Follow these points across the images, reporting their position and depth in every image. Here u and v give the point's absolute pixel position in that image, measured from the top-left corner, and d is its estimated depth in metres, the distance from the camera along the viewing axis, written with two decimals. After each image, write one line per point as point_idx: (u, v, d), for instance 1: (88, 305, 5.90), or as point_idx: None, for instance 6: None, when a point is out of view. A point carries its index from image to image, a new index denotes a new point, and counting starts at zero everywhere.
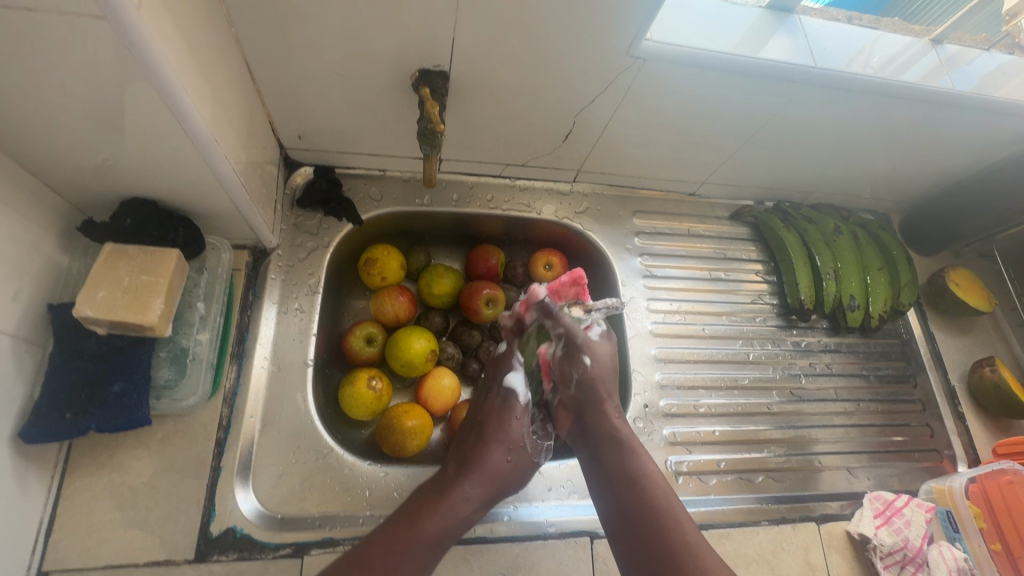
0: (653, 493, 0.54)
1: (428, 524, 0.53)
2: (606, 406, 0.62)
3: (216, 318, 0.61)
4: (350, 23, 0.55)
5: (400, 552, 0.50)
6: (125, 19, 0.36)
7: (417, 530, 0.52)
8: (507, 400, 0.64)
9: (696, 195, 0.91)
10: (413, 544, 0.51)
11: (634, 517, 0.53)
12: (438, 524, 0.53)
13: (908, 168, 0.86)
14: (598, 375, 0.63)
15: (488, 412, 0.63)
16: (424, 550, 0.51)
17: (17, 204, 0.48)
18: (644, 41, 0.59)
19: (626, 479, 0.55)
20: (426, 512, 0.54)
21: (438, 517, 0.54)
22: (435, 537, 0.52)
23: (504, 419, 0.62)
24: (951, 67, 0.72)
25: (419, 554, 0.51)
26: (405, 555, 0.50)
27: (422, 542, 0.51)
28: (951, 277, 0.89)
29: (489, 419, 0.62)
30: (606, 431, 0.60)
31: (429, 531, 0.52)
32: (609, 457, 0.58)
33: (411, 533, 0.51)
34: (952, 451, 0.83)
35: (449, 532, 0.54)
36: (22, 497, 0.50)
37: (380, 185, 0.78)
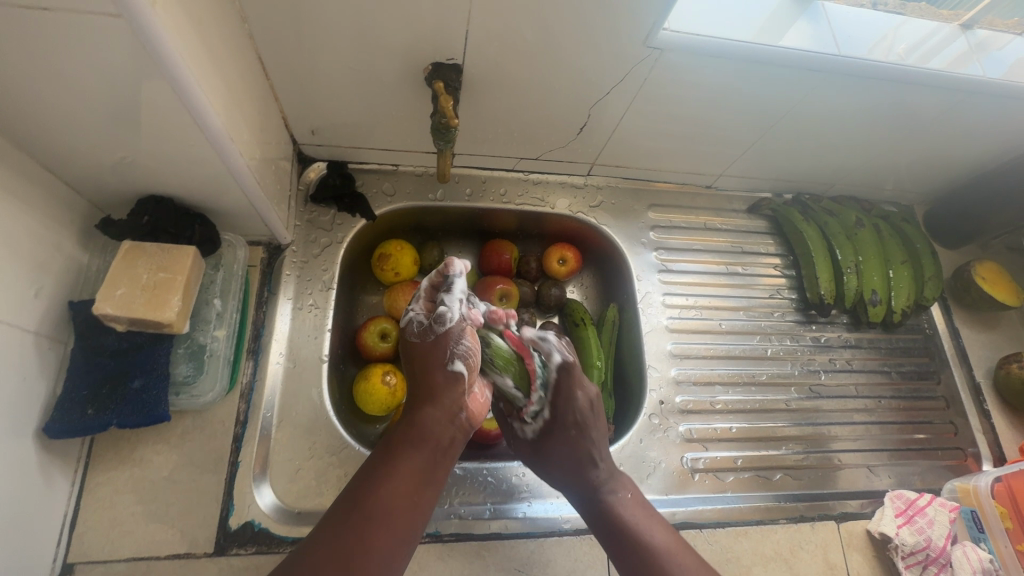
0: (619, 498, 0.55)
1: (421, 424, 0.50)
2: (590, 453, 0.56)
3: (233, 314, 0.62)
4: (362, 17, 0.55)
5: (399, 458, 0.47)
6: (140, 17, 0.36)
7: (413, 434, 0.49)
8: (424, 333, 0.53)
9: (713, 187, 0.89)
10: (410, 446, 0.48)
11: (608, 516, 0.54)
12: (429, 424, 0.50)
13: (934, 158, 0.83)
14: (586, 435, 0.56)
15: (422, 350, 0.53)
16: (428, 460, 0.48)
17: (37, 202, 0.48)
18: (661, 31, 0.58)
19: (601, 485, 0.55)
20: (420, 418, 0.50)
21: (422, 429, 0.49)
22: (427, 444, 0.49)
23: (447, 346, 0.52)
24: (981, 53, 0.69)
25: (417, 462, 0.48)
26: (403, 460, 0.47)
27: (416, 448, 0.48)
28: (977, 271, 0.87)
29: (417, 352, 0.53)
30: (586, 463, 0.56)
31: (419, 432, 0.49)
32: (589, 474, 0.56)
33: (404, 446, 0.48)
34: (976, 449, 0.81)
35: (443, 435, 0.50)
36: (46, 490, 0.51)
37: (393, 180, 0.78)
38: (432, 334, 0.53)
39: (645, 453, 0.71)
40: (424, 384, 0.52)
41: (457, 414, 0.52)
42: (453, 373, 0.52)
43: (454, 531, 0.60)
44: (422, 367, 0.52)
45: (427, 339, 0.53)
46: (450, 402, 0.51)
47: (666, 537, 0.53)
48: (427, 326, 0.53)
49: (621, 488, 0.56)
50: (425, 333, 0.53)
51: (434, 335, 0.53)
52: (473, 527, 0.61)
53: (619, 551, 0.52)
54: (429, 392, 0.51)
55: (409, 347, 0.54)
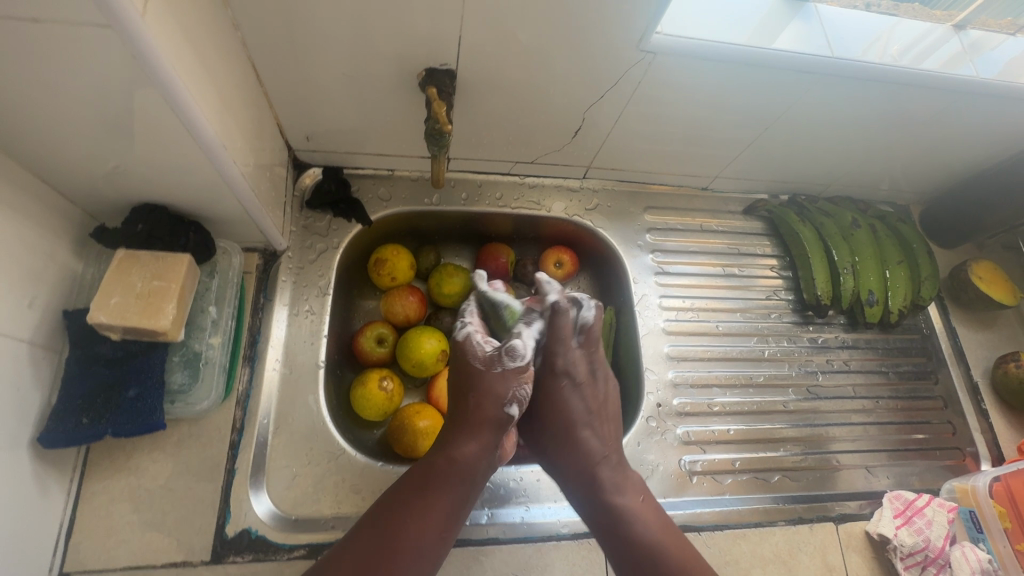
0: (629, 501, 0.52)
1: (460, 456, 0.49)
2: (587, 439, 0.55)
3: (228, 321, 0.62)
4: (355, 23, 0.55)
5: (433, 490, 0.47)
6: (131, 27, 0.36)
7: (450, 466, 0.49)
8: (486, 356, 0.53)
9: (709, 189, 0.89)
10: (446, 476, 0.48)
11: (615, 522, 0.51)
12: (468, 454, 0.50)
13: (929, 158, 0.83)
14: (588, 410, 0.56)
15: (482, 385, 0.51)
16: (459, 491, 0.48)
17: (30, 212, 0.48)
18: (654, 35, 0.58)
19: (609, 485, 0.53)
20: (457, 449, 0.50)
21: (463, 462, 0.49)
22: (465, 477, 0.49)
23: (508, 386, 0.52)
24: (974, 53, 0.69)
25: (446, 492, 0.48)
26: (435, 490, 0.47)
27: (454, 480, 0.48)
28: (974, 270, 0.87)
29: (475, 380, 0.52)
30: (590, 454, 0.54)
31: (459, 463, 0.49)
32: (595, 471, 0.54)
33: (439, 477, 0.48)
34: (974, 448, 0.81)
35: (479, 472, 0.50)
36: (42, 501, 0.50)
37: (388, 185, 0.78)
38: (496, 369, 0.52)
39: (642, 456, 0.70)
40: (471, 417, 0.51)
41: (494, 451, 0.51)
42: (506, 415, 0.51)
43: None
44: (474, 400, 0.51)
45: (491, 371, 0.52)
46: (490, 439, 0.51)
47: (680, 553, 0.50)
48: (490, 353, 0.53)
49: (632, 492, 0.53)
50: (489, 364, 0.52)
51: (500, 373, 0.52)
52: (471, 532, 0.61)
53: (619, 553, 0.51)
54: (474, 429, 0.50)
55: (467, 373, 0.53)
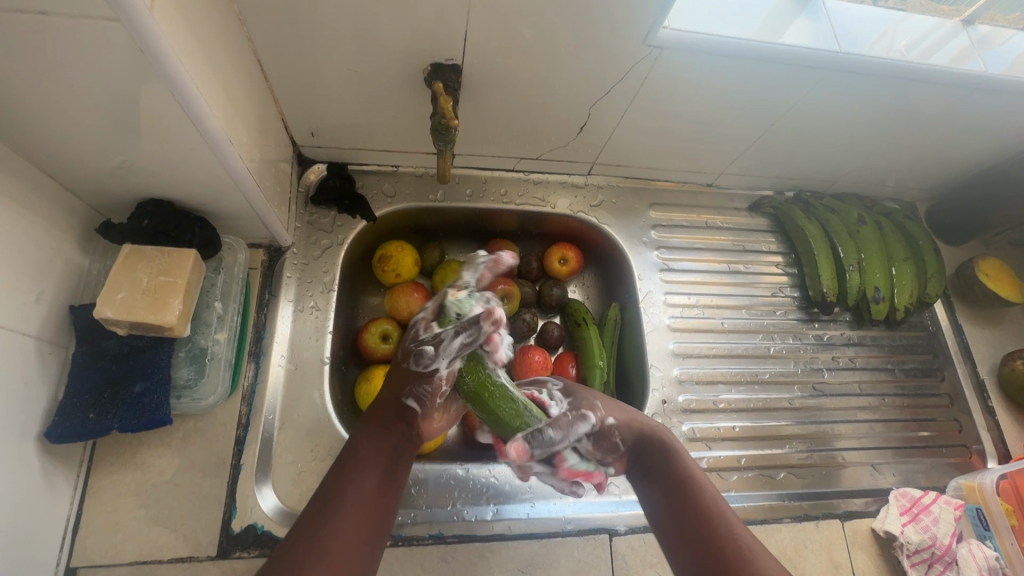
0: (699, 480, 0.50)
1: (368, 445, 0.50)
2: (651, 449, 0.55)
3: (234, 317, 0.61)
4: (360, 18, 0.55)
5: (360, 470, 0.47)
6: (139, 21, 0.36)
7: (361, 457, 0.49)
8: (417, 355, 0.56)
9: (714, 185, 0.89)
10: (365, 463, 0.48)
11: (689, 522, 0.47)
12: (371, 442, 0.50)
13: (935, 155, 0.83)
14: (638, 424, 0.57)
15: (396, 377, 0.56)
16: (385, 473, 0.49)
17: (36, 207, 0.48)
18: (661, 29, 0.58)
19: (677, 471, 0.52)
20: (375, 432, 0.51)
21: (374, 446, 0.50)
22: (382, 459, 0.50)
23: (413, 381, 0.55)
24: (982, 48, 0.69)
25: (370, 475, 0.48)
26: (354, 477, 0.47)
27: (372, 463, 0.49)
28: (980, 267, 0.86)
29: (393, 371, 0.57)
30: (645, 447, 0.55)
31: (372, 449, 0.50)
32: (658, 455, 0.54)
33: (356, 467, 0.47)
34: (981, 446, 0.81)
35: (392, 452, 0.51)
36: (49, 495, 0.51)
37: (393, 181, 0.78)
38: (409, 362, 0.56)
39: None
40: (376, 408, 0.54)
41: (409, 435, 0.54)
42: (413, 407, 0.54)
43: (457, 533, 0.60)
44: (384, 393, 0.54)
45: (410, 367, 0.56)
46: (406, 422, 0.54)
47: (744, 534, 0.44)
48: (411, 346, 0.57)
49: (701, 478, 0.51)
50: (409, 359, 0.56)
51: (406, 363, 0.56)
52: (476, 528, 0.61)
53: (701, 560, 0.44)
54: (389, 412, 0.53)
55: (400, 363, 0.57)
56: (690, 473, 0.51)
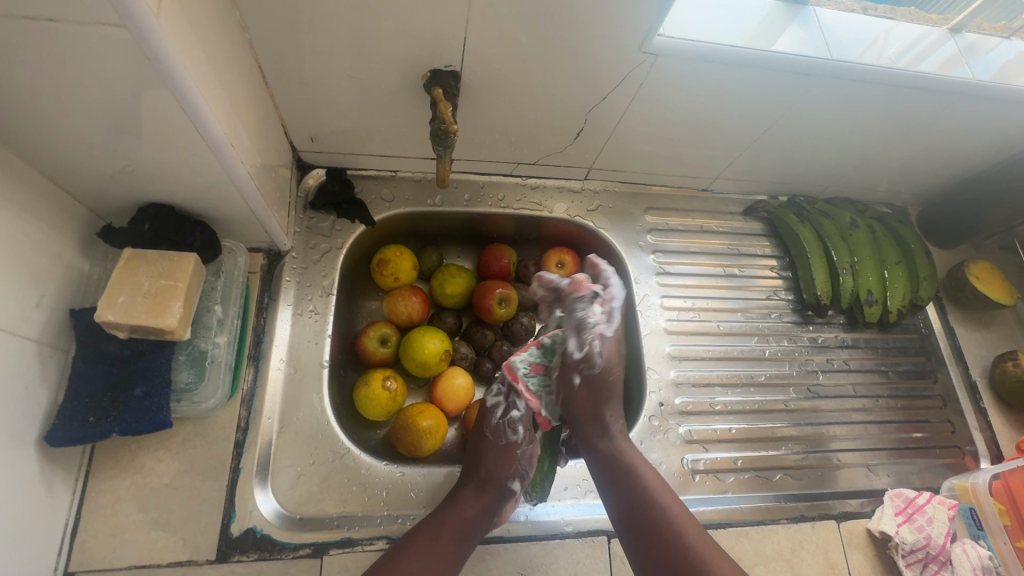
0: (641, 465, 0.58)
1: (459, 515, 0.56)
2: (609, 410, 0.61)
3: (234, 320, 0.62)
4: (361, 25, 0.55)
5: (437, 545, 0.53)
6: (146, 29, 0.37)
7: (453, 525, 0.55)
8: (497, 435, 0.61)
9: (709, 190, 0.90)
10: (448, 540, 0.54)
11: (643, 515, 0.54)
12: (468, 515, 0.56)
13: (925, 160, 0.84)
14: (617, 362, 0.62)
15: (489, 452, 0.61)
16: (451, 553, 0.53)
17: (38, 211, 0.49)
18: (657, 37, 0.59)
19: (621, 459, 0.58)
20: (462, 505, 0.57)
21: (465, 521, 0.56)
22: (464, 537, 0.55)
23: (508, 460, 0.60)
24: (970, 55, 0.70)
25: (448, 547, 0.53)
26: (436, 547, 0.53)
27: (454, 538, 0.54)
28: (971, 270, 0.88)
29: (486, 451, 0.61)
30: (602, 428, 0.61)
31: (461, 524, 0.55)
32: (605, 436, 0.60)
33: (429, 540, 0.53)
34: (973, 447, 0.82)
35: (476, 533, 0.56)
36: (48, 499, 0.51)
37: (391, 186, 0.78)
38: (506, 441, 0.61)
39: (645, 455, 0.71)
40: (481, 476, 0.59)
41: (492, 515, 0.58)
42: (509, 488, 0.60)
43: None
44: (480, 464, 0.60)
45: (497, 443, 0.61)
46: (494, 501, 0.58)
47: (697, 535, 0.52)
48: (496, 423, 0.62)
49: (646, 467, 0.58)
50: (496, 434, 0.61)
51: (506, 444, 0.61)
52: None
53: (646, 548, 0.52)
54: (480, 485, 0.58)
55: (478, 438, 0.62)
56: (632, 463, 0.58)
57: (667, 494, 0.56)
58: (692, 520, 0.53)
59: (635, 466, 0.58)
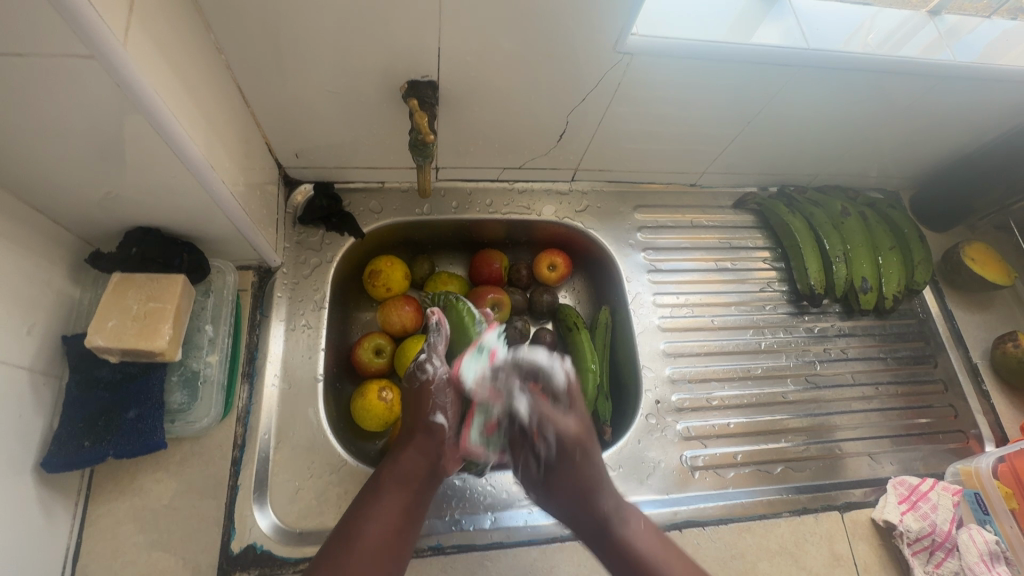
0: (604, 484, 0.55)
1: (397, 467, 0.54)
2: (592, 471, 0.55)
3: (225, 339, 0.62)
4: (336, 40, 0.56)
5: (380, 498, 0.52)
6: (113, 56, 0.37)
7: (392, 477, 0.54)
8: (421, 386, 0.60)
9: (698, 185, 0.90)
10: (393, 488, 0.53)
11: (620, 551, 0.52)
12: (407, 465, 0.55)
13: (914, 144, 0.84)
14: (582, 437, 0.57)
15: (410, 399, 0.60)
16: (404, 500, 0.53)
17: (26, 241, 0.50)
18: (630, 36, 0.59)
19: (611, 519, 0.53)
20: (399, 461, 0.55)
21: (403, 467, 0.54)
22: (408, 483, 0.54)
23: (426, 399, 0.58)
24: (951, 38, 0.70)
25: (394, 497, 0.52)
26: (381, 498, 0.52)
27: (398, 489, 0.53)
28: (966, 252, 0.87)
29: (409, 399, 0.60)
30: (586, 494, 0.54)
31: (401, 475, 0.54)
32: (587, 506, 0.54)
33: (376, 498, 0.52)
34: (978, 430, 0.81)
35: (420, 471, 0.55)
36: (48, 526, 0.51)
37: (379, 198, 0.79)
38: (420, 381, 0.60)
39: (644, 454, 0.71)
40: (414, 427, 0.57)
41: (434, 459, 0.56)
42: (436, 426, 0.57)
43: (455, 543, 0.60)
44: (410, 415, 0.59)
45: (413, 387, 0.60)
46: (429, 446, 0.56)
47: (681, 566, 0.51)
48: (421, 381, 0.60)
49: (632, 522, 0.53)
50: (410, 381, 0.62)
51: (420, 385, 0.60)
52: (475, 537, 0.61)
53: None
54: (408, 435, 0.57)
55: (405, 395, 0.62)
56: (620, 529, 0.53)
57: (647, 535, 0.53)
58: (668, 551, 0.52)
59: (620, 528, 0.53)
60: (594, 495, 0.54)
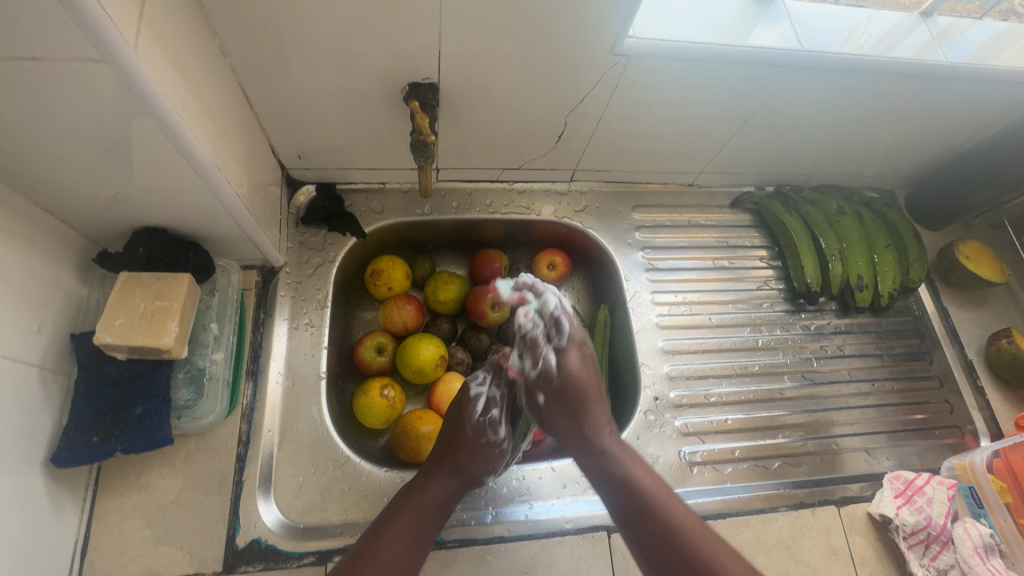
0: (603, 419, 0.57)
1: (426, 495, 0.55)
2: (593, 411, 0.56)
3: (230, 337, 0.63)
4: (339, 43, 0.57)
5: (404, 526, 0.52)
6: (123, 60, 0.38)
7: (420, 504, 0.54)
8: (478, 428, 0.58)
9: (695, 185, 0.91)
10: (420, 512, 0.54)
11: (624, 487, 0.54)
12: (437, 495, 0.55)
13: (908, 143, 0.85)
14: (586, 375, 0.56)
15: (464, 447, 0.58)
16: (424, 531, 0.53)
17: (35, 241, 0.51)
18: (627, 38, 0.60)
19: (607, 457, 0.56)
20: (429, 491, 0.55)
21: (432, 495, 0.55)
22: (432, 517, 0.54)
23: (482, 454, 0.58)
24: (943, 40, 0.71)
25: (419, 523, 0.53)
26: (409, 522, 0.52)
27: (422, 521, 0.53)
28: (961, 250, 0.88)
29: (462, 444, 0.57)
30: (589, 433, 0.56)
31: (428, 506, 0.54)
32: (589, 437, 0.56)
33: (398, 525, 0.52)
34: (973, 426, 0.82)
35: (446, 504, 0.56)
36: (57, 520, 0.52)
37: (381, 198, 0.80)
38: (487, 440, 0.58)
39: (643, 450, 0.72)
40: (451, 461, 0.57)
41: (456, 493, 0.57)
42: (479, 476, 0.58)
43: (457, 538, 0.61)
44: (450, 448, 0.57)
45: (478, 440, 0.57)
46: (461, 483, 0.57)
47: (682, 509, 0.52)
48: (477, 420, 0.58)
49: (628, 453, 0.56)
50: (478, 433, 0.58)
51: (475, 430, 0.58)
52: (476, 532, 0.62)
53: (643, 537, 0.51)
54: (445, 467, 0.56)
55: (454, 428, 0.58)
56: (624, 466, 0.55)
57: (647, 474, 0.55)
58: (677, 497, 0.53)
59: (623, 463, 0.55)
60: (596, 434, 0.56)
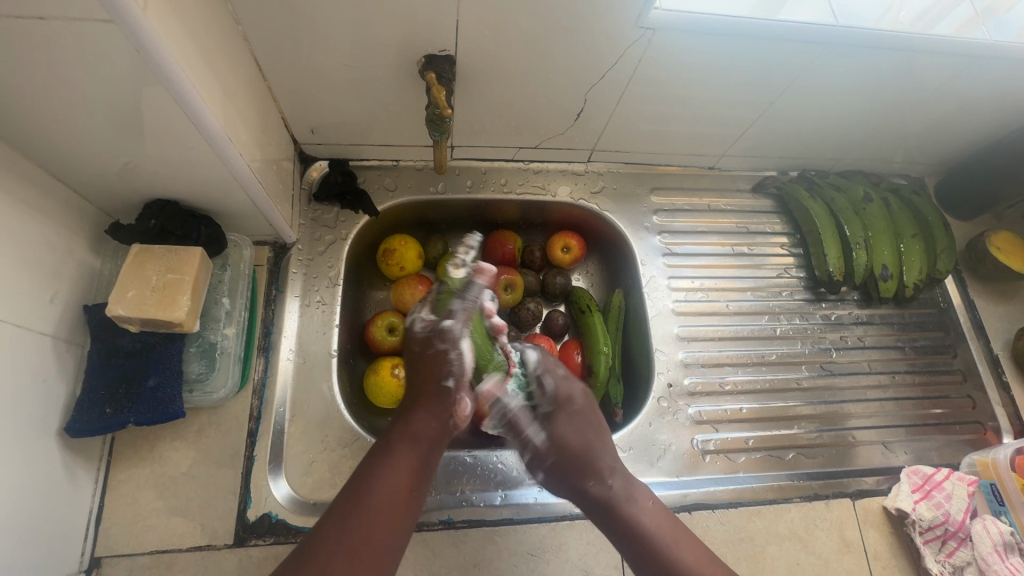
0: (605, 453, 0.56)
1: (414, 424, 0.51)
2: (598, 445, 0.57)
3: (241, 312, 0.63)
4: (354, 12, 0.55)
5: (393, 456, 0.49)
6: (133, 22, 0.37)
7: (408, 435, 0.50)
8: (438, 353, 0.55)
9: (716, 168, 0.88)
10: (403, 448, 0.50)
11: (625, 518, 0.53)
12: (422, 425, 0.51)
13: (943, 128, 0.81)
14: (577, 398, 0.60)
15: (421, 362, 0.56)
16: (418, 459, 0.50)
17: (48, 211, 0.50)
18: (653, 10, 0.57)
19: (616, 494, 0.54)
20: (413, 419, 0.52)
21: (416, 429, 0.51)
22: (422, 446, 0.50)
23: (439, 367, 0.54)
24: (988, 17, 0.67)
25: (412, 452, 0.50)
26: (390, 459, 0.49)
27: (411, 450, 0.50)
28: (992, 241, 0.85)
29: (420, 361, 0.56)
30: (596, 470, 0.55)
31: (413, 433, 0.51)
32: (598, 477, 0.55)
33: (385, 458, 0.49)
34: (996, 422, 0.80)
35: (435, 435, 0.52)
36: (71, 488, 0.53)
37: (394, 176, 0.79)
38: (435, 349, 0.55)
39: (654, 437, 0.71)
40: (424, 390, 0.54)
41: (448, 422, 0.53)
42: (445, 388, 0.54)
43: (466, 518, 0.61)
44: (420, 376, 0.55)
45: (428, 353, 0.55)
46: (444, 410, 0.53)
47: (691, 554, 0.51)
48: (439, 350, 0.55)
49: (639, 492, 0.55)
50: (424, 345, 0.56)
51: (434, 352, 0.55)
52: (486, 513, 0.62)
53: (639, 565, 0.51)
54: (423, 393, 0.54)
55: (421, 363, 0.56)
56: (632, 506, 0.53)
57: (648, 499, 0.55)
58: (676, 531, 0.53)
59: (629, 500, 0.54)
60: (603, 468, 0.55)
